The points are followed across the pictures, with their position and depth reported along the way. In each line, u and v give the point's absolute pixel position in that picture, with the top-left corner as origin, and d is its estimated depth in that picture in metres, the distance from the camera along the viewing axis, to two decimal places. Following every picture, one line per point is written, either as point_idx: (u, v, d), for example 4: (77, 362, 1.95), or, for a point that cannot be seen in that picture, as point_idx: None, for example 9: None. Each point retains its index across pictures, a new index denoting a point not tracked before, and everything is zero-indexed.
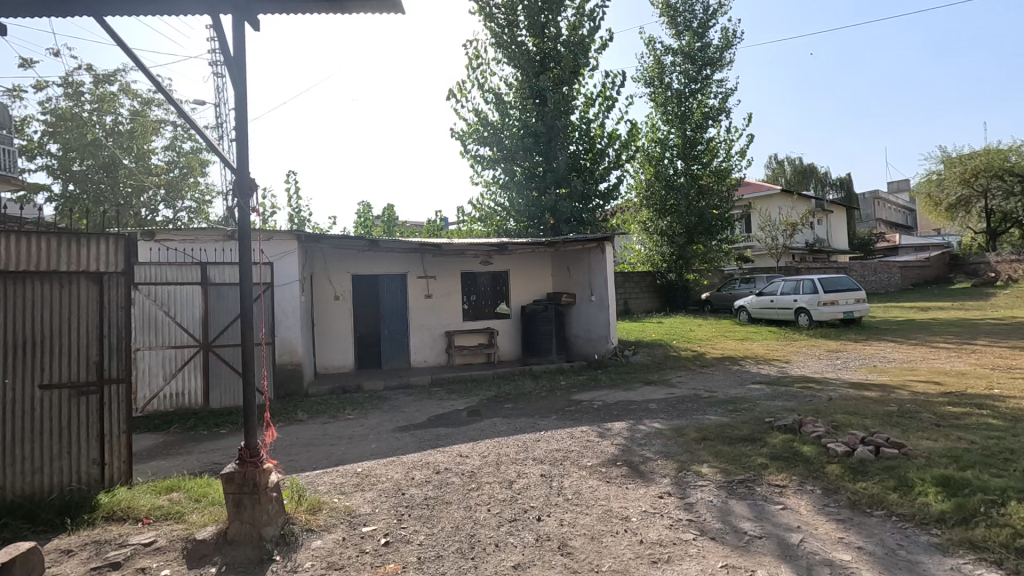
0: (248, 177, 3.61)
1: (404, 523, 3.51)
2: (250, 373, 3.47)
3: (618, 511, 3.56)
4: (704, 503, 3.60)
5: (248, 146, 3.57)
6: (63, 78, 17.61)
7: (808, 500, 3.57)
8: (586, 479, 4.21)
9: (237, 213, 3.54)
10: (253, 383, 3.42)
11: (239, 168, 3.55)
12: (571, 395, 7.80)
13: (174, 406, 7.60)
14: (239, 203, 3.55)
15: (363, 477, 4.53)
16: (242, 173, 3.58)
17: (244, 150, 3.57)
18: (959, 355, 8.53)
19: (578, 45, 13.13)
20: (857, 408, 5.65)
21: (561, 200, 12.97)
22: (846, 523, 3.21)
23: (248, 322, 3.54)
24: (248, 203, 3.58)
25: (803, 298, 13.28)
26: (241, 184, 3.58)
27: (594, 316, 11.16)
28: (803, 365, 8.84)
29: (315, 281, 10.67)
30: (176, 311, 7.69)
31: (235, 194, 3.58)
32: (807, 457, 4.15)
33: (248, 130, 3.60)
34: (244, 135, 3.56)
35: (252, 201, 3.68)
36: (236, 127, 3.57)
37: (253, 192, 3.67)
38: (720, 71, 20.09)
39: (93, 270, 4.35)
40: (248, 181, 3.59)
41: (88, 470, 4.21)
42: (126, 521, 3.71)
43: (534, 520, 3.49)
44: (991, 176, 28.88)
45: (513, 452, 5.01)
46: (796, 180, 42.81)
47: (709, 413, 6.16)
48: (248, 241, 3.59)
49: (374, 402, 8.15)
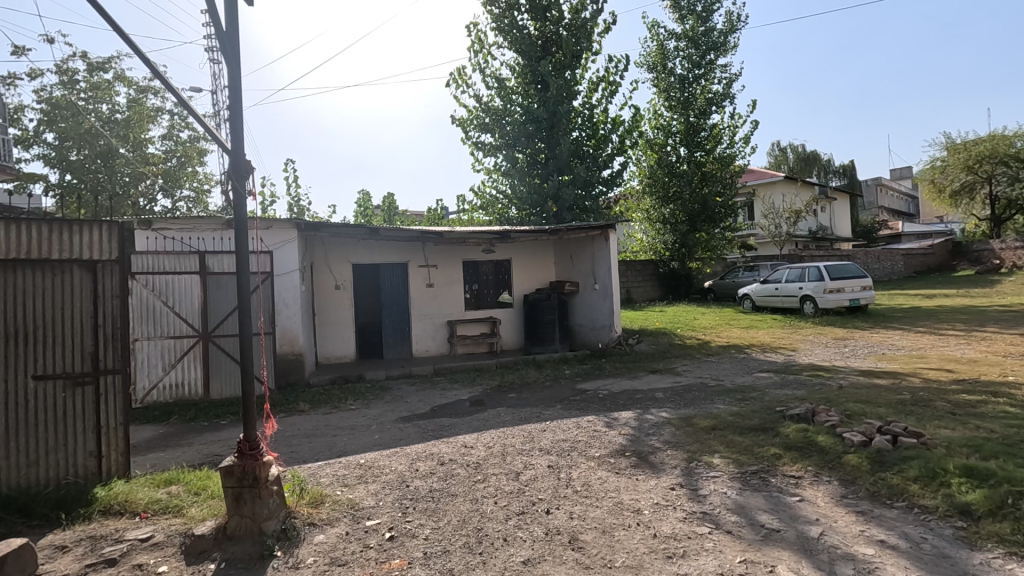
0: (244, 159, 3.47)
1: (409, 517, 3.41)
2: (249, 362, 3.34)
3: (630, 503, 3.46)
4: (719, 494, 3.50)
5: (243, 127, 3.44)
6: (57, 65, 17.38)
7: (826, 492, 3.47)
8: (595, 470, 4.10)
9: (233, 196, 3.41)
10: (252, 370, 3.29)
11: (234, 149, 3.41)
12: (576, 385, 7.70)
13: (174, 397, 7.51)
14: (235, 186, 3.41)
15: (366, 469, 4.43)
16: (238, 155, 3.44)
17: (239, 131, 3.43)
18: (969, 342, 8.42)
19: (580, 29, 12.88)
20: (869, 397, 5.54)
21: (564, 187, 12.80)
22: (866, 515, 3.11)
23: (246, 309, 3.41)
24: (243, 186, 3.44)
25: (808, 286, 13.16)
26: (236, 165, 3.44)
27: (598, 305, 11.04)
28: (811, 353, 8.73)
29: (316, 270, 10.55)
30: (174, 300, 7.58)
31: (230, 177, 3.44)
32: (822, 448, 4.04)
33: (243, 110, 3.47)
34: (238, 115, 3.42)
35: (248, 184, 3.54)
36: (230, 107, 3.42)
37: (250, 174, 3.53)
38: (724, 55, 19.82)
39: (86, 259, 4.23)
40: (244, 163, 3.45)
41: (84, 462, 4.11)
42: (124, 515, 3.61)
43: (543, 514, 3.39)
44: (996, 162, 28.58)
45: (519, 443, 4.91)
46: (799, 167, 42.55)
47: (717, 402, 6.06)
48: (244, 226, 3.46)
49: (376, 392, 8.05)
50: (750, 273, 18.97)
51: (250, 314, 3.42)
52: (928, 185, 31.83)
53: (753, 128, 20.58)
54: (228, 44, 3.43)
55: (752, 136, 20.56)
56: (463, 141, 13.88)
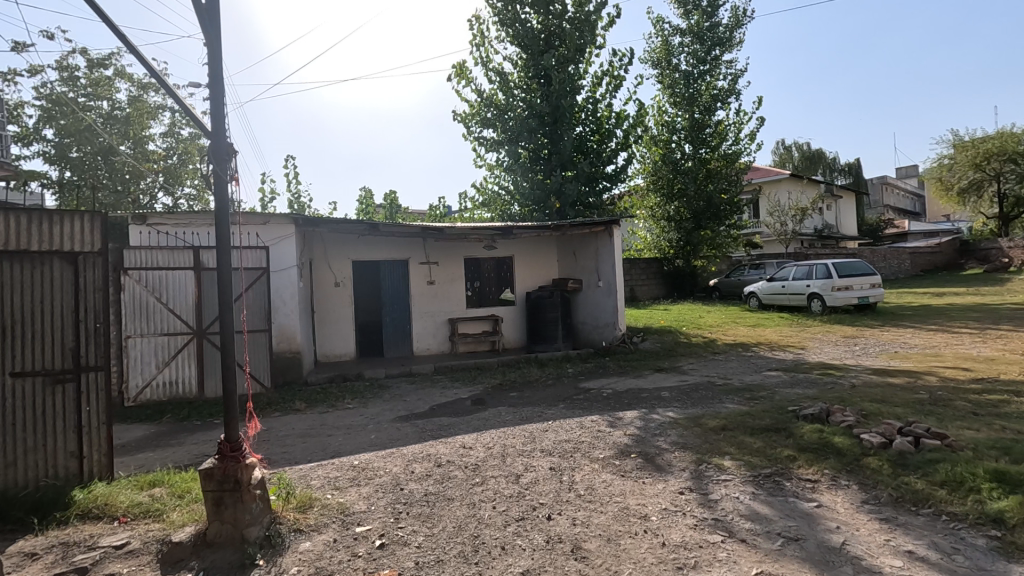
0: (225, 142, 3.31)
1: (401, 523, 3.22)
2: (231, 360, 3.14)
3: (636, 508, 3.26)
4: (732, 499, 3.30)
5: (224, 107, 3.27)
6: (58, 61, 17.22)
7: (845, 497, 3.26)
8: (599, 473, 3.90)
9: (216, 181, 3.25)
10: (235, 365, 3.08)
11: (215, 131, 3.25)
12: (580, 383, 7.49)
13: (167, 395, 7.33)
14: (216, 170, 3.25)
15: (360, 471, 4.24)
16: (220, 137, 3.29)
17: (220, 111, 3.26)
18: (984, 341, 8.19)
19: (583, 22, 12.66)
20: (884, 396, 5.32)
21: (568, 182, 12.59)
22: (891, 523, 2.90)
23: (227, 302, 3.23)
24: (224, 170, 3.28)
25: (816, 283, 12.91)
26: (218, 147, 3.28)
27: (602, 302, 10.83)
28: (821, 352, 8.50)
29: (315, 267, 10.37)
30: (168, 296, 7.40)
31: (211, 160, 3.27)
32: (839, 449, 3.84)
33: (225, 90, 3.29)
34: (219, 95, 3.25)
35: (229, 167, 3.38)
36: (210, 86, 3.25)
37: (231, 157, 3.37)
38: (730, 51, 19.58)
39: (67, 250, 4.05)
40: (225, 145, 3.29)
41: (65, 463, 3.93)
42: (102, 520, 3.42)
43: (545, 519, 3.19)
44: (1004, 160, 28.21)
45: (519, 444, 4.72)
46: (805, 165, 42.21)
47: (725, 401, 5.85)
48: (226, 213, 3.29)
49: (375, 391, 7.86)
50: (756, 271, 18.71)
51: (230, 307, 3.26)
52: (934, 183, 31.49)
53: (759, 124, 20.34)
54: (207, 18, 3.24)
55: (758, 133, 20.32)
56: (465, 137, 13.67)
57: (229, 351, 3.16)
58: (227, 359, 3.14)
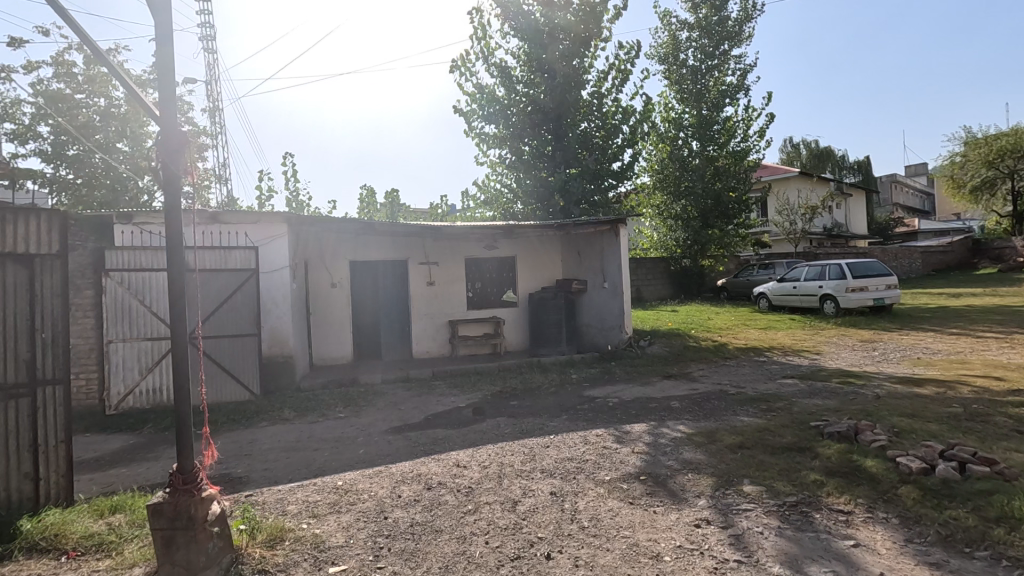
0: (176, 133, 3.06)
1: (381, 562, 2.84)
2: (182, 376, 2.75)
3: (647, 546, 2.88)
4: (756, 535, 2.91)
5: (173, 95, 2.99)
6: (54, 58, 16.94)
7: (886, 534, 2.87)
8: (605, 500, 3.52)
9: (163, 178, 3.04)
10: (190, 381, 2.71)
11: (163, 122, 3.00)
12: (584, 391, 7.10)
13: (151, 403, 6.98)
14: (163, 162, 3.01)
15: (342, 494, 3.87)
16: (169, 125, 3.04)
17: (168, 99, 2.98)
18: (1012, 346, 7.74)
19: (589, 14, 12.23)
20: (914, 409, 4.91)
21: (573, 179, 12.10)
22: (943, 569, 2.51)
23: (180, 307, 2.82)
24: (173, 164, 3.05)
25: (829, 284, 12.47)
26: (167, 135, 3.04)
27: (607, 304, 10.43)
28: (838, 357, 8.07)
29: (311, 267, 10.02)
30: (151, 299, 7.04)
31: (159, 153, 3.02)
32: (872, 475, 3.44)
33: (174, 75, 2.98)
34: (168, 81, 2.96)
35: (181, 161, 3.12)
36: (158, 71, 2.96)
37: (184, 149, 3.11)
38: (739, 46, 19.15)
39: (20, 253, 3.68)
40: (176, 137, 3.04)
41: (18, 486, 3.58)
42: (49, 554, 3.07)
43: (544, 559, 2.81)
44: (1018, 157, 27.51)
45: (518, 463, 4.35)
46: (813, 163, 41.62)
47: (741, 413, 5.45)
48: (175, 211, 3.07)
49: (369, 398, 7.50)
50: (765, 271, 18.24)
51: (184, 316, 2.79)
52: (947, 181, 30.86)
53: (769, 121, 19.88)
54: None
55: (767, 129, 19.85)
56: (466, 133, 13.28)
57: (182, 363, 2.75)
58: (179, 371, 2.74)
